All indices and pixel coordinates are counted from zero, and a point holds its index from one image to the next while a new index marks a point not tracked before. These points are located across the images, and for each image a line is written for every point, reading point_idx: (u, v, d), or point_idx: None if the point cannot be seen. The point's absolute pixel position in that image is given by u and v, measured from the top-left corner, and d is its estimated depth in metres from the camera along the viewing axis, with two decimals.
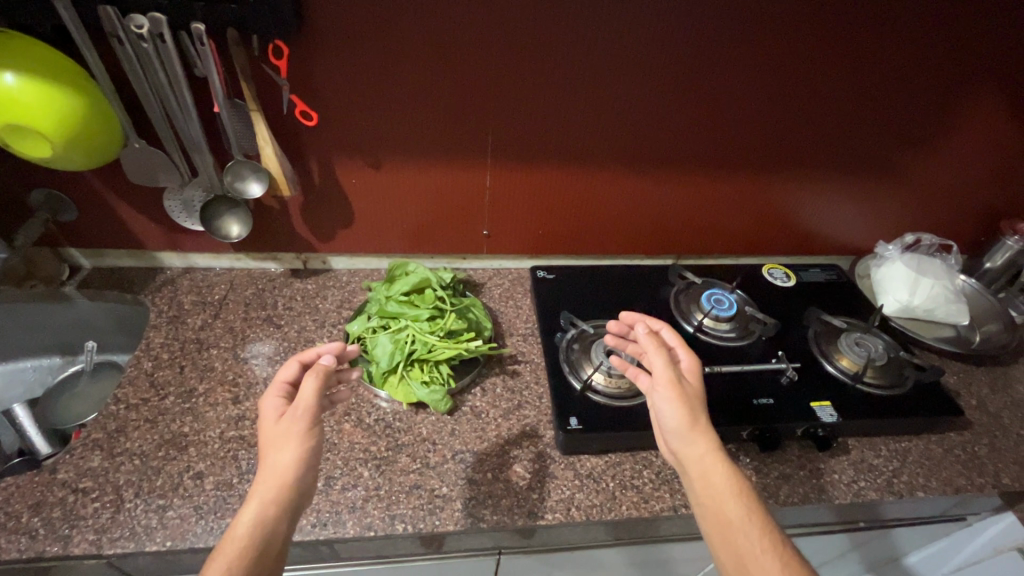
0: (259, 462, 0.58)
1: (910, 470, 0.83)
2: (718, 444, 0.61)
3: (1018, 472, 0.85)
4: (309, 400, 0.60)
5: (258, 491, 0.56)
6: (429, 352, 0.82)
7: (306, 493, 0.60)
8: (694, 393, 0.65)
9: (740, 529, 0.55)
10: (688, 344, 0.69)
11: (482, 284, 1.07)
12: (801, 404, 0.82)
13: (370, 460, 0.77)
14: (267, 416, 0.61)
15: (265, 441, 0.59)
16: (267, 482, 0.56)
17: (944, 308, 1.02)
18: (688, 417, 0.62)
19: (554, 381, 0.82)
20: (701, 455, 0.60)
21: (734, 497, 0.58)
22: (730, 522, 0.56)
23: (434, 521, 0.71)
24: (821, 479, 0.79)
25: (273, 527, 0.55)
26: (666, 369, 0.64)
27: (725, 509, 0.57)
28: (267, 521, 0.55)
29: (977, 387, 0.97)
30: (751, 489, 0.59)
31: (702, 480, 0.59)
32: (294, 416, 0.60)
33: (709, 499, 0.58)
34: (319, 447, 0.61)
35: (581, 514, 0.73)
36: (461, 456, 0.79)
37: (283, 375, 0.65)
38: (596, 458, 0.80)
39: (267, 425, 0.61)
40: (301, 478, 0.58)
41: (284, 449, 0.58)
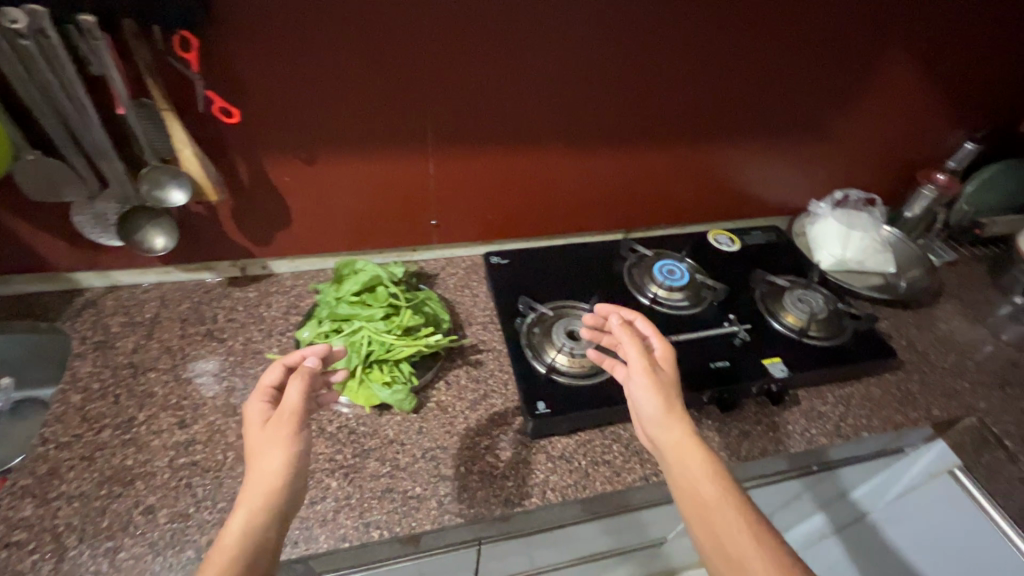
0: (246, 470, 0.56)
1: (854, 413, 0.89)
2: (693, 426, 0.63)
3: (945, 403, 0.93)
4: (295, 403, 0.58)
5: (244, 499, 0.53)
6: (387, 352, 0.79)
7: (294, 501, 0.57)
8: (669, 380, 0.67)
9: (717, 510, 0.57)
10: (662, 332, 0.71)
11: (436, 276, 1.04)
12: (755, 363, 0.86)
13: (336, 469, 0.74)
14: (252, 421, 0.59)
15: (253, 447, 0.57)
16: (254, 491, 0.54)
17: (872, 259, 1.09)
18: (664, 403, 0.64)
19: (518, 366, 0.81)
20: (677, 438, 0.62)
21: (710, 478, 0.59)
22: (706, 503, 0.58)
23: (410, 522, 0.70)
24: (777, 431, 0.84)
25: (262, 536, 0.53)
26: (641, 356, 0.66)
27: (701, 490, 0.59)
28: (255, 531, 0.52)
29: (906, 329, 1.05)
30: (726, 470, 0.60)
31: (677, 463, 0.61)
32: (280, 421, 0.58)
33: (685, 480, 0.60)
34: (306, 453, 0.58)
35: (557, 495, 0.74)
36: (432, 453, 0.77)
37: (268, 378, 0.62)
38: (567, 438, 0.81)
39: (253, 432, 0.58)
40: (291, 485, 0.56)
41: (271, 455, 0.56)
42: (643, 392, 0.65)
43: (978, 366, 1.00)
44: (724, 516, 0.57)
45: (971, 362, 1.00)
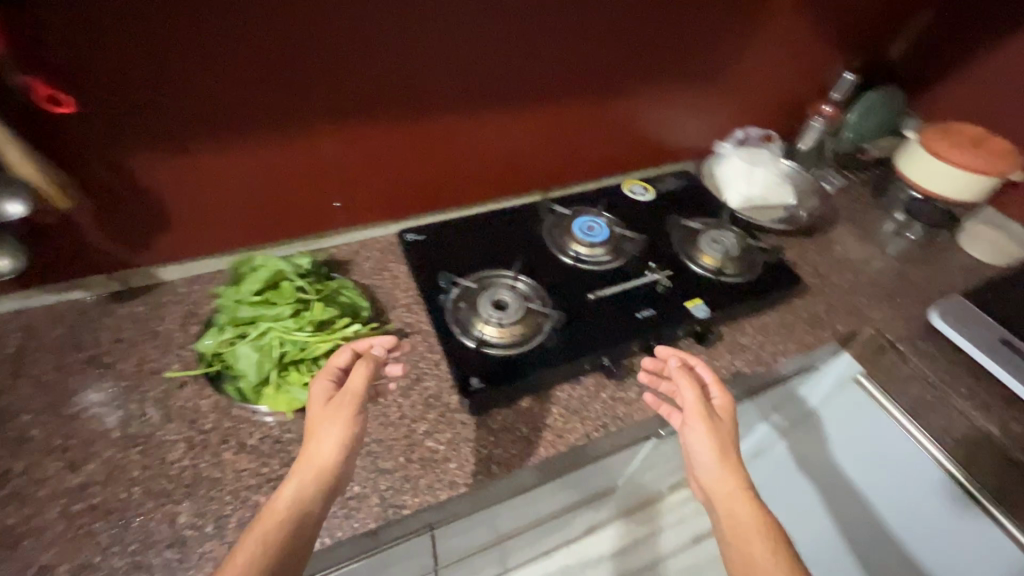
0: (307, 440, 0.61)
1: (771, 340, 0.94)
2: (747, 480, 0.65)
3: (846, 318, 1.01)
4: (357, 388, 0.64)
5: (300, 467, 0.59)
6: (303, 351, 0.73)
7: (343, 480, 0.62)
8: (727, 432, 0.69)
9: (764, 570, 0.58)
10: (721, 381, 0.74)
11: (349, 262, 0.97)
12: (678, 307, 0.87)
13: (264, 484, 0.68)
14: (317, 398, 0.65)
15: (314, 420, 0.62)
16: (309, 463, 0.59)
17: (776, 194, 1.14)
18: (718, 452, 0.67)
19: (447, 345, 0.77)
20: (729, 490, 0.64)
21: (758, 535, 0.61)
22: (754, 562, 0.58)
23: (352, 524, 0.66)
24: (704, 369, 0.88)
25: (308, 508, 0.57)
26: (699, 405, 0.69)
27: (751, 551, 0.60)
28: (305, 497, 0.57)
29: (809, 255, 1.12)
30: (780, 531, 0.61)
31: (729, 517, 0.63)
32: (341, 403, 0.63)
33: (734, 531, 0.62)
34: (359, 435, 0.63)
35: (501, 468, 0.73)
36: (367, 448, 0.73)
37: (337, 360, 0.69)
38: (506, 409, 0.79)
39: (316, 409, 0.64)
40: (341, 465, 0.61)
41: (332, 431, 0.61)
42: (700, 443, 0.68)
43: (871, 281, 1.09)
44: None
45: (865, 278, 1.09)
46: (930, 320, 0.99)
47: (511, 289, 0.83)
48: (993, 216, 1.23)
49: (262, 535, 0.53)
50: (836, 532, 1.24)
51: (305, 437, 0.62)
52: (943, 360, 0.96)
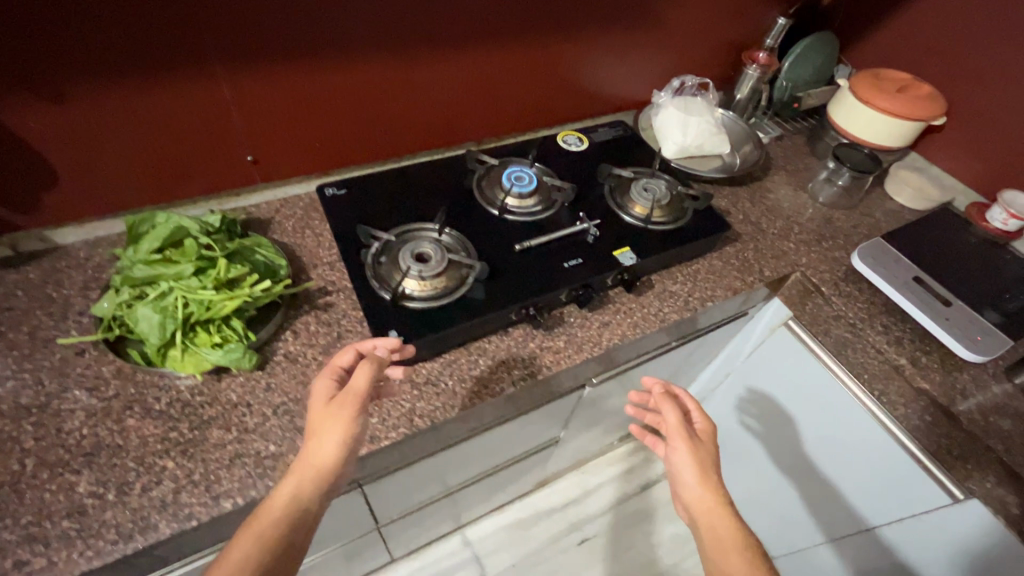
0: (307, 439, 0.58)
1: (700, 287, 0.96)
2: (725, 497, 0.74)
3: (775, 264, 1.03)
4: (362, 388, 0.60)
5: (299, 469, 0.56)
6: (209, 310, 0.68)
7: (341, 479, 0.59)
8: (708, 453, 0.79)
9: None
10: (703, 409, 0.84)
11: (268, 220, 0.92)
12: (606, 255, 0.87)
13: (172, 448, 0.66)
14: (318, 397, 0.61)
15: (314, 417, 0.59)
16: (309, 464, 0.56)
17: (710, 142, 1.13)
18: (699, 471, 0.76)
19: (366, 300, 0.75)
20: (710, 505, 0.73)
21: (737, 548, 0.68)
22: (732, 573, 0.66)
23: (267, 483, 0.65)
24: (633, 316, 0.89)
25: (304, 509, 0.55)
26: (681, 427, 0.79)
27: (730, 560, 0.68)
28: (302, 501, 0.55)
29: (742, 204, 1.13)
30: (760, 548, 0.69)
31: (710, 526, 0.71)
32: (343, 402, 0.59)
33: (714, 541, 0.70)
34: (361, 435, 0.60)
35: (425, 420, 0.73)
36: (284, 407, 0.71)
37: (341, 359, 0.65)
38: (431, 362, 0.78)
39: (317, 407, 0.60)
40: (341, 467, 0.58)
41: (333, 430, 0.58)
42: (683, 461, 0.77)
43: (800, 228, 1.11)
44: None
45: (795, 224, 1.12)
46: (852, 263, 1.02)
47: (434, 242, 0.80)
48: (916, 162, 1.27)
49: (256, 541, 0.52)
50: (769, 468, 1.32)
51: (307, 434, 0.59)
52: (862, 300, 1.00)
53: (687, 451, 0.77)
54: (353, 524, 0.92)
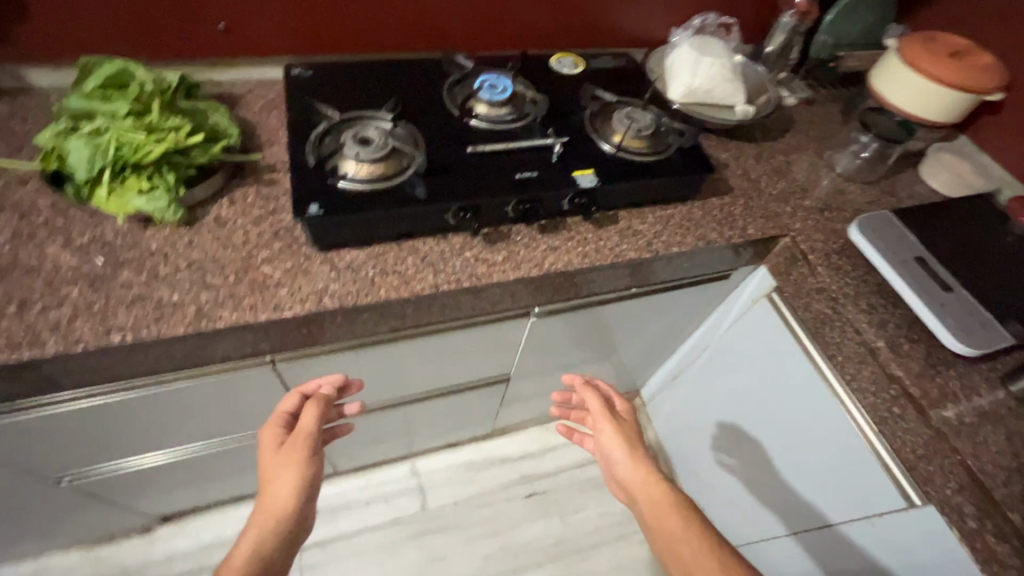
0: (264, 486, 0.68)
1: (669, 231, 0.88)
2: (658, 468, 0.73)
3: (763, 224, 0.93)
4: (309, 427, 0.71)
5: (258, 518, 0.65)
6: (137, 154, 0.69)
7: (303, 523, 0.68)
8: (631, 429, 0.79)
9: (684, 541, 0.65)
10: (621, 392, 0.85)
11: (239, 97, 0.91)
12: (564, 174, 0.81)
13: (82, 279, 0.67)
14: (268, 447, 0.72)
15: (269, 466, 0.70)
16: (268, 511, 0.66)
17: (722, 87, 1.03)
18: (628, 447, 0.76)
19: (296, 172, 0.72)
20: (643, 477, 0.73)
21: (676, 510, 0.68)
22: (673, 535, 0.66)
23: (160, 327, 0.64)
24: (585, 246, 0.83)
25: (269, 554, 0.63)
26: (603, 407, 0.80)
27: (667, 522, 0.67)
28: (264, 545, 0.63)
29: (745, 159, 1.03)
30: (694, 505, 0.69)
31: (647, 502, 0.70)
32: (292, 445, 0.70)
33: (654, 518, 0.69)
34: (313, 476, 0.70)
35: (334, 301, 0.70)
36: (199, 264, 0.71)
37: (286, 405, 0.76)
38: (358, 250, 0.76)
39: (270, 456, 0.71)
40: (299, 507, 0.67)
41: (287, 474, 0.68)
42: (611, 439, 0.78)
43: (805, 193, 1.00)
44: (690, 546, 0.64)
45: (800, 189, 1.01)
46: (850, 235, 0.92)
47: (381, 128, 0.77)
48: (962, 145, 1.12)
49: None
50: (724, 456, 1.24)
51: (264, 485, 0.68)
52: (853, 276, 0.89)
53: (611, 427, 0.78)
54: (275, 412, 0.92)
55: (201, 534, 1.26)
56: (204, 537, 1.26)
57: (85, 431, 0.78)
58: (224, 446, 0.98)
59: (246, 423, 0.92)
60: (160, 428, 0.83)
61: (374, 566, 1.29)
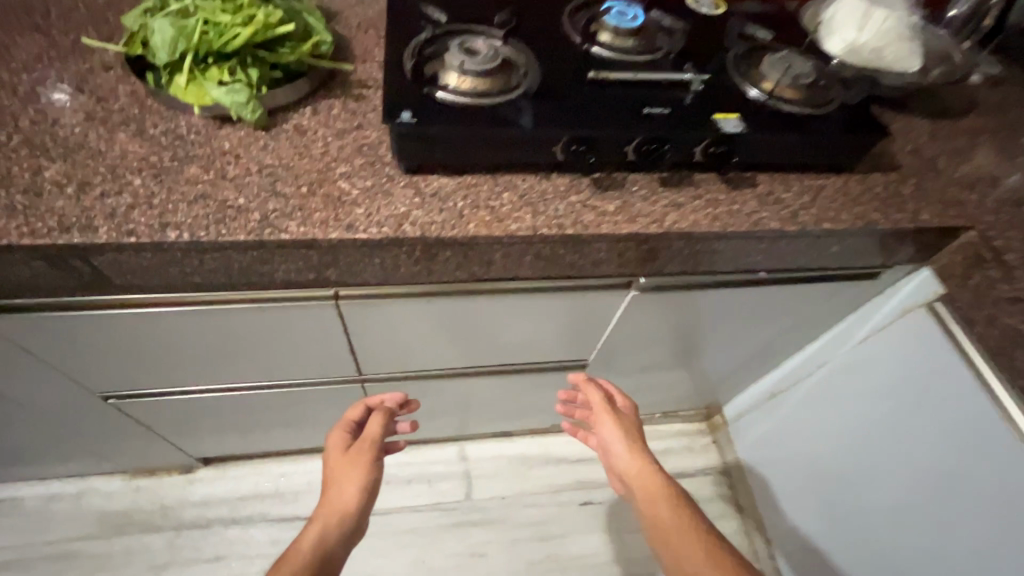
0: (333, 485, 0.82)
1: (821, 204, 0.71)
2: (654, 462, 0.79)
3: (942, 211, 0.74)
4: (372, 436, 0.87)
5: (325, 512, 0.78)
6: (221, 39, 0.62)
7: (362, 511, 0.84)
8: (635, 428, 0.83)
9: (672, 526, 0.71)
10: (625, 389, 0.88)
11: (336, 11, 0.83)
12: (701, 116, 0.67)
13: (147, 170, 0.59)
14: (336, 449, 0.87)
15: (338, 462, 0.86)
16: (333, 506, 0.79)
17: (895, 45, 0.84)
18: (629, 443, 0.81)
19: (390, 77, 0.62)
20: (640, 470, 0.78)
21: (666, 500, 0.74)
22: (665, 523, 0.72)
23: (220, 230, 0.56)
24: (715, 208, 0.68)
25: (330, 543, 0.75)
26: (604, 402, 0.84)
27: (658, 510, 0.74)
28: (334, 524, 0.78)
29: (917, 135, 0.83)
30: (684, 494, 0.76)
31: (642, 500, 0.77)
32: (358, 450, 0.86)
33: (648, 507, 0.75)
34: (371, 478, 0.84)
35: (414, 230, 0.59)
36: (271, 171, 0.62)
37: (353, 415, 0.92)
38: (447, 179, 0.65)
39: (338, 453, 0.87)
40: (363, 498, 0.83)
41: (350, 477, 0.82)
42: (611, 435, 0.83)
43: (995, 183, 0.80)
44: (677, 533, 0.70)
45: (990, 177, 0.80)
46: None
47: (489, 41, 0.66)
48: None
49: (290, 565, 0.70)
50: (833, 495, 1.04)
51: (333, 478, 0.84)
52: None
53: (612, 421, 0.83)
54: (331, 360, 0.83)
55: (239, 484, 1.21)
56: (241, 488, 1.20)
57: (134, 345, 0.71)
58: (274, 391, 0.91)
59: (298, 367, 0.84)
60: (211, 355, 0.76)
61: (408, 550, 1.18)
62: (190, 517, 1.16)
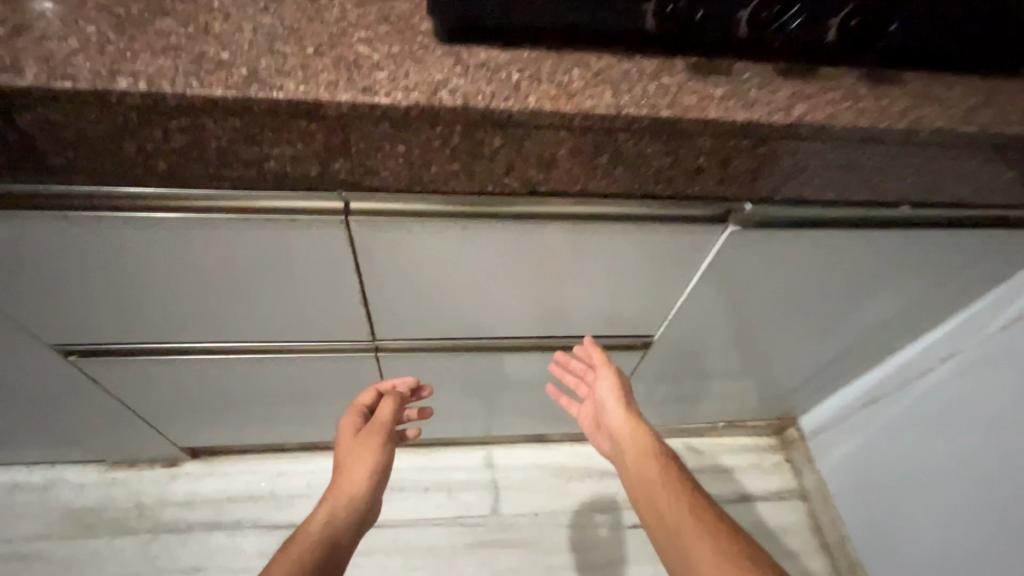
0: (342, 470, 0.68)
1: (1000, 106, 0.52)
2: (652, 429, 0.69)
3: None
4: (386, 416, 0.71)
5: (333, 497, 0.65)
6: None
7: (372, 506, 0.67)
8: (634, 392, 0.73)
9: (665, 496, 0.62)
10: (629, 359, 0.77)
11: None
12: None
13: (107, 20, 0.45)
14: (346, 433, 0.72)
15: (346, 449, 0.70)
16: (343, 492, 0.65)
17: None
18: (627, 406, 0.70)
19: None
20: (634, 434, 0.68)
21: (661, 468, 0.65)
22: (657, 492, 0.63)
23: (189, 83, 0.41)
24: (859, 101, 0.50)
25: (339, 536, 0.61)
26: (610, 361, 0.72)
27: (649, 475, 0.65)
28: (336, 527, 0.62)
29: None
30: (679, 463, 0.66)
31: (640, 473, 0.65)
32: (371, 431, 0.70)
33: (640, 474, 0.65)
34: (385, 465, 0.69)
35: (453, 99, 0.43)
36: (268, 30, 0.47)
37: (362, 398, 0.76)
38: (498, 51, 0.48)
39: (348, 438, 0.71)
40: (372, 489, 0.67)
41: (362, 460, 0.68)
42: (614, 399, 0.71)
43: None
44: (675, 506, 0.61)
45: None
46: None
47: None
48: None
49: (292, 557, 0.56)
50: (1001, 515, 0.78)
51: (341, 469, 0.68)
52: None
53: (615, 382, 0.71)
54: (338, 313, 0.66)
55: (229, 482, 1.03)
56: (231, 487, 1.02)
57: (92, 272, 0.56)
58: (269, 360, 0.74)
59: (299, 322, 0.67)
60: (191, 296, 0.60)
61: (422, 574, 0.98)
62: (169, 519, 0.98)
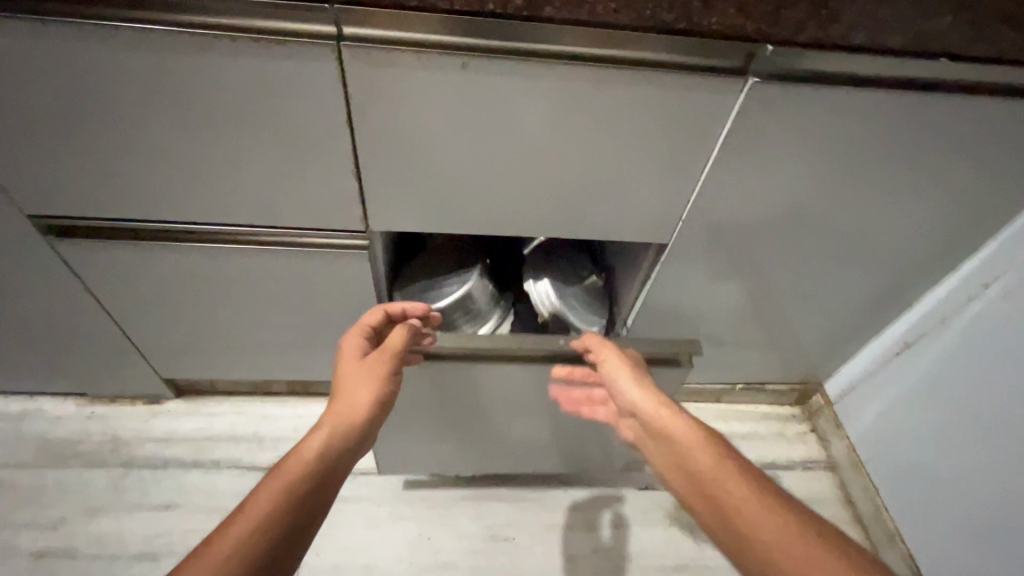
0: (339, 394, 0.57)
1: None
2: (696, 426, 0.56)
3: None
4: (397, 346, 0.61)
5: (333, 417, 0.53)
6: None
7: (365, 445, 0.56)
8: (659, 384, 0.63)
9: (734, 501, 0.48)
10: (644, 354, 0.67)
11: None
12: None
13: None
14: (347, 357, 0.61)
15: (345, 377, 0.59)
16: (342, 415, 0.54)
17: None
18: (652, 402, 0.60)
19: None
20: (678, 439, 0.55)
21: (720, 472, 0.51)
22: (729, 503, 0.48)
23: None
24: None
25: (336, 461, 0.50)
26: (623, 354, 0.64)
27: (714, 490, 0.50)
28: (335, 454, 0.50)
29: None
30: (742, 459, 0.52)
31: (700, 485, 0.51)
32: (378, 358, 0.60)
33: (704, 489, 0.51)
34: (391, 398, 0.60)
35: None
36: None
37: (367, 320, 0.65)
38: None
39: (348, 363, 0.61)
40: (370, 423, 0.56)
41: (365, 388, 0.58)
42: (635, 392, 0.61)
43: None
44: (754, 511, 0.46)
45: None
46: None
47: None
48: None
49: (281, 481, 0.46)
50: None
51: (338, 393, 0.58)
52: None
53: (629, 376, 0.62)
54: (331, 188, 0.62)
55: (211, 421, 0.96)
56: (213, 427, 0.96)
57: (77, 109, 0.54)
58: (257, 255, 0.70)
59: (288, 200, 0.63)
60: (177, 151, 0.58)
61: (410, 524, 0.90)
62: (145, 454, 0.92)
